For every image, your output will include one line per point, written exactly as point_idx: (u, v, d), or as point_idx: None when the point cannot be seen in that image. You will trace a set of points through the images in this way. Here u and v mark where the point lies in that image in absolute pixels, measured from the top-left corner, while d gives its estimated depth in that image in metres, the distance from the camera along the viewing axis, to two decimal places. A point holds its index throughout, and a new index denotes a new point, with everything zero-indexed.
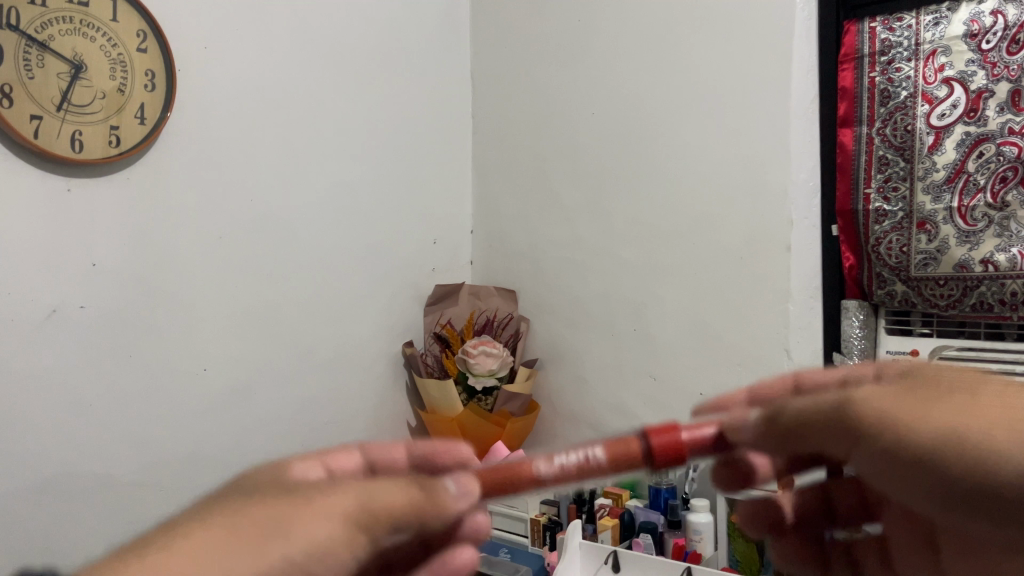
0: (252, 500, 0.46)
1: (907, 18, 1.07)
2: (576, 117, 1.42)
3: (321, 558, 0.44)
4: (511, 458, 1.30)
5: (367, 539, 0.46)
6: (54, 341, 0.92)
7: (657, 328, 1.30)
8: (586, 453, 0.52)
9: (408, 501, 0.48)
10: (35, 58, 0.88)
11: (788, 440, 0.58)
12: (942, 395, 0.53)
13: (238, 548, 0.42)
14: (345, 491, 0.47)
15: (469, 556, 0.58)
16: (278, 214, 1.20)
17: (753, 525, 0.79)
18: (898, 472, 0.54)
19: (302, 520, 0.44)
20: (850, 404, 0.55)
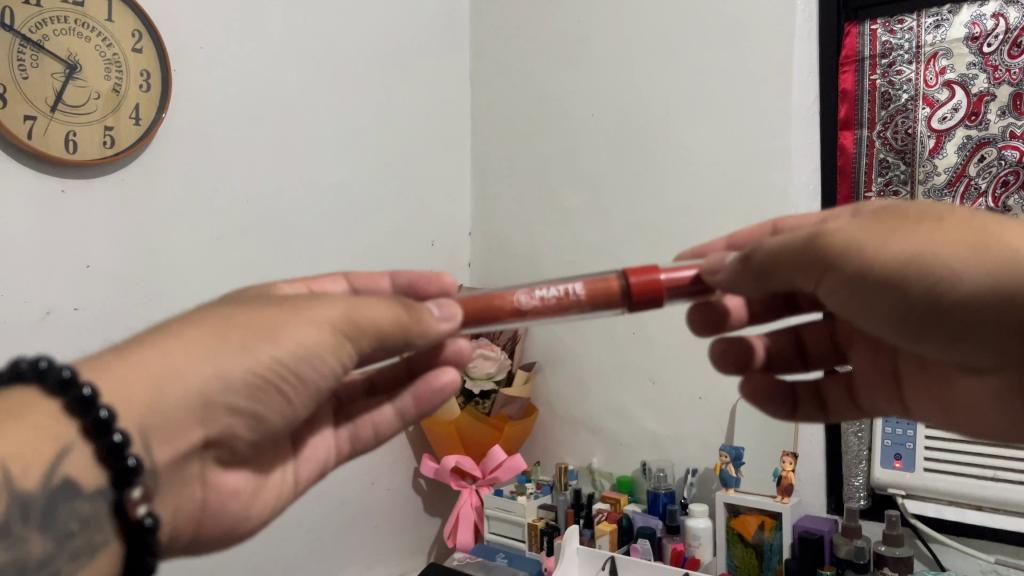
0: (244, 308, 0.52)
1: (907, 20, 1.07)
2: (575, 118, 1.41)
3: (306, 355, 0.51)
4: (507, 463, 1.31)
5: (352, 346, 0.54)
6: (46, 344, 0.92)
7: (657, 331, 1.29)
8: (569, 287, 0.61)
9: (391, 317, 0.54)
10: (29, 58, 0.87)
11: (764, 273, 0.55)
12: (909, 224, 0.49)
13: (229, 342, 0.49)
14: (332, 303, 0.53)
15: (451, 377, 0.67)
16: (275, 215, 1.19)
17: (722, 365, 0.75)
18: (860, 305, 0.51)
19: (285, 325, 0.51)
20: (818, 238, 0.51)
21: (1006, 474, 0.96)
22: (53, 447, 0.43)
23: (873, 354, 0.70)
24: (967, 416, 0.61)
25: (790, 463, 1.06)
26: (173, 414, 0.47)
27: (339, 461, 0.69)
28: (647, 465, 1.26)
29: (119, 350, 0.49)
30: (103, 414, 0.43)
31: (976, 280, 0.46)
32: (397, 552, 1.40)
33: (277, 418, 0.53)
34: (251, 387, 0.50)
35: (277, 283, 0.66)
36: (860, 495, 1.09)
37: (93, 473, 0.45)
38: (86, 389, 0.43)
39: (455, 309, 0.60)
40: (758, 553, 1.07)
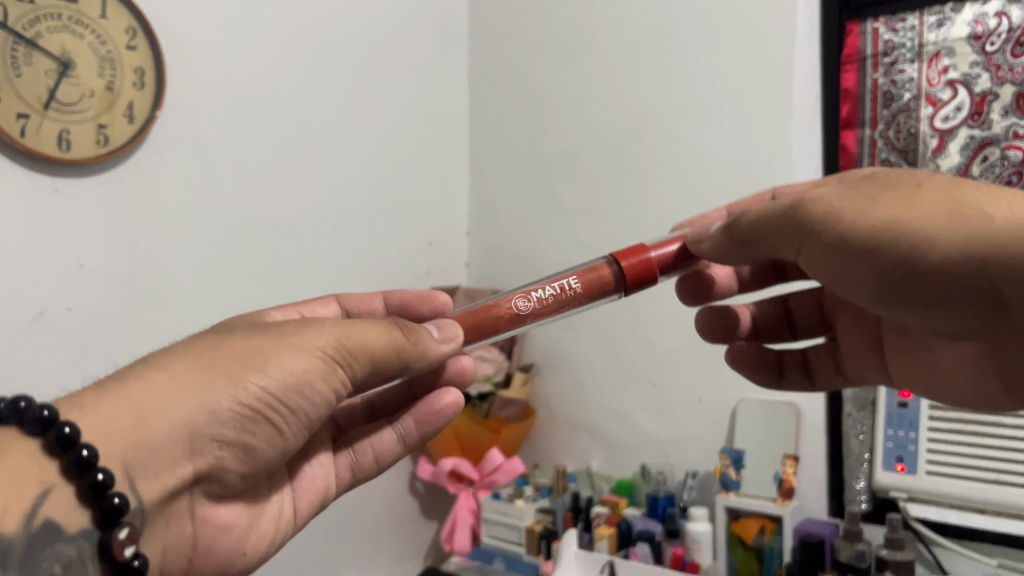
0: (232, 337, 0.54)
1: (910, 19, 1.05)
2: (573, 118, 1.40)
3: (295, 384, 0.52)
4: (505, 466, 1.30)
5: (344, 373, 0.55)
6: (38, 345, 0.90)
7: (656, 332, 1.28)
8: (564, 283, 0.63)
9: (381, 341, 0.56)
10: (23, 55, 0.86)
11: (747, 243, 0.59)
12: (888, 192, 0.51)
13: (215, 373, 0.50)
14: (320, 330, 0.55)
15: (454, 397, 0.68)
16: (271, 215, 1.18)
17: (709, 334, 0.81)
18: (837, 271, 0.52)
19: (273, 355, 0.52)
20: (799, 206, 0.54)
21: (1010, 477, 0.95)
22: (36, 488, 0.44)
23: (857, 322, 0.73)
24: (951, 386, 0.60)
25: (789, 465, 1.07)
26: (160, 446, 0.48)
27: (340, 491, 0.69)
28: (644, 466, 1.26)
29: (103, 383, 0.50)
30: (85, 453, 0.44)
31: (949, 247, 0.46)
32: (393, 557, 1.39)
33: (268, 447, 0.54)
34: (241, 417, 0.51)
35: (268, 311, 0.68)
36: (862, 499, 1.08)
37: (78, 514, 0.46)
38: (65, 428, 0.44)
39: (453, 330, 0.60)
40: (759, 557, 1.07)
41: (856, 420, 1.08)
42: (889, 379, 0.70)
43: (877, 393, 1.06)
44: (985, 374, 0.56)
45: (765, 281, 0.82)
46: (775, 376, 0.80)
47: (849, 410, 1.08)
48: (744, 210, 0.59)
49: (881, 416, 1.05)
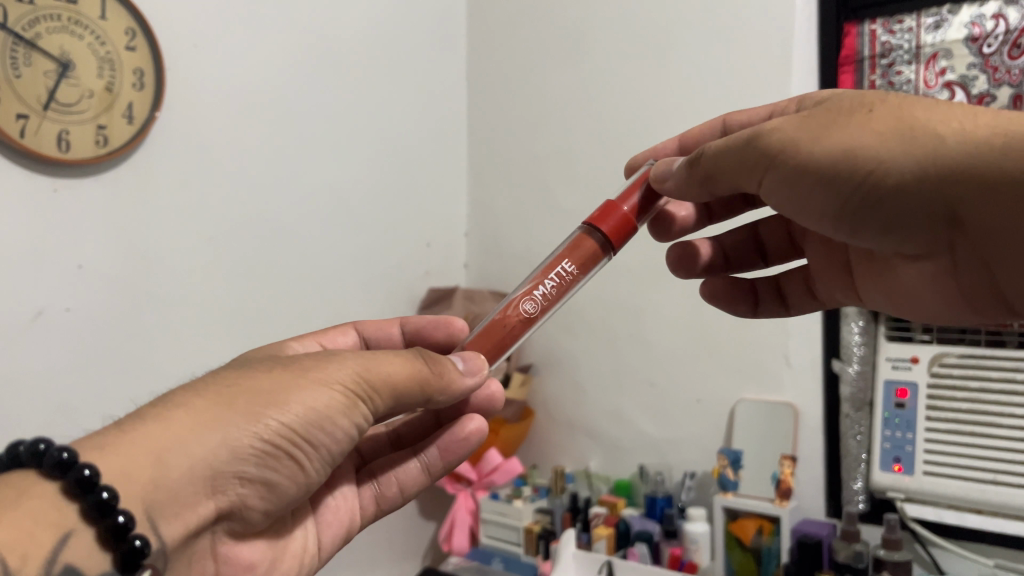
0: (251, 372, 0.52)
1: (907, 20, 1.06)
2: (571, 118, 1.40)
3: (315, 420, 0.51)
4: (503, 466, 1.30)
5: (366, 407, 0.54)
6: (37, 345, 0.90)
7: (653, 333, 1.28)
8: (560, 270, 0.62)
9: (405, 373, 0.55)
10: (22, 56, 0.86)
11: (709, 178, 0.59)
12: (843, 118, 0.51)
13: (237, 409, 0.49)
14: (342, 363, 0.54)
15: (479, 423, 0.67)
16: (269, 215, 1.18)
17: (679, 270, 0.79)
18: (799, 200, 0.53)
19: (294, 391, 0.51)
20: (755, 137, 0.54)
21: (1007, 478, 0.95)
22: (55, 534, 0.42)
23: (825, 248, 0.72)
24: (914, 300, 0.61)
25: (787, 466, 1.07)
26: (181, 488, 0.47)
27: (364, 523, 0.68)
28: (643, 467, 1.26)
29: (118, 423, 0.48)
30: (105, 495, 0.43)
31: (902, 168, 0.48)
32: (391, 557, 1.39)
33: (290, 483, 0.53)
34: (261, 455, 0.50)
35: (285, 345, 0.68)
36: (860, 499, 1.07)
37: (98, 558, 0.44)
38: (86, 470, 0.43)
39: (480, 363, 0.59)
40: (757, 557, 1.08)
41: (855, 420, 1.08)
42: (856, 298, 0.70)
43: (874, 393, 1.07)
44: (950, 290, 0.56)
45: (736, 209, 0.79)
46: (749, 304, 0.80)
47: (847, 410, 1.08)
48: (703, 144, 0.59)
49: (879, 416, 1.05)
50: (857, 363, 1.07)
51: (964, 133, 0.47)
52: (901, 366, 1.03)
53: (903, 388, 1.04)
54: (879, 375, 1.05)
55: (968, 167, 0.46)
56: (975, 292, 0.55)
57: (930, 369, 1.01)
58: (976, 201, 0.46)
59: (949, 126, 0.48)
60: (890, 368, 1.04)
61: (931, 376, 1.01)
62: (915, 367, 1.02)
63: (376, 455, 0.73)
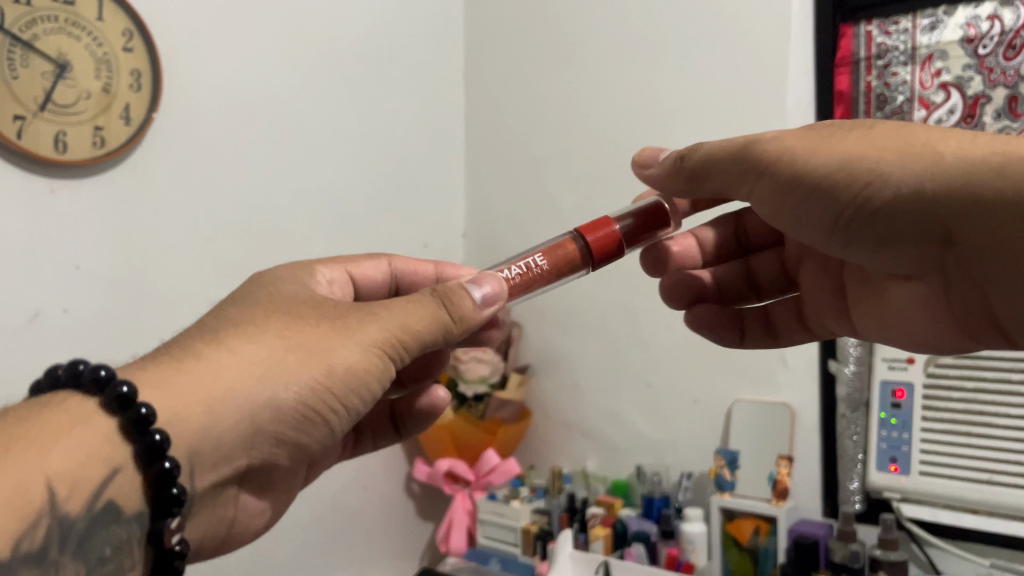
0: (294, 320, 0.54)
1: (903, 22, 1.06)
2: (568, 119, 1.41)
3: (351, 382, 0.53)
4: (500, 467, 1.30)
5: (396, 368, 0.56)
6: (35, 346, 0.90)
7: (650, 333, 1.29)
8: (530, 262, 0.63)
9: (433, 335, 0.56)
10: (19, 57, 0.86)
11: (699, 180, 0.59)
12: (840, 133, 0.52)
13: (280, 367, 0.51)
14: (380, 320, 0.54)
15: (444, 394, 0.76)
16: (266, 217, 1.18)
17: (672, 297, 0.81)
18: (790, 204, 0.53)
19: (336, 348, 0.53)
20: (754, 142, 0.54)
21: (1001, 477, 0.96)
22: (105, 468, 0.45)
23: (823, 269, 0.72)
24: (899, 320, 0.61)
25: (784, 466, 1.07)
26: (227, 437, 0.50)
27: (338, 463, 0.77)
28: (641, 468, 1.26)
29: (171, 358, 0.51)
30: (157, 439, 0.46)
31: (901, 183, 0.48)
32: (390, 557, 1.39)
33: (320, 443, 0.55)
34: (298, 415, 0.52)
35: (316, 269, 0.66)
36: (856, 499, 1.08)
37: (137, 498, 0.47)
38: (142, 409, 0.45)
39: (489, 283, 0.59)
40: (753, 557, 1.08)
41: (851, 421, 1.07)
42: (851, 328, 0.70)
43: (870, 394, 1.07)
44: (937, 311, 0.56)
45: (730, 251, 0.82)
46: (737, 335, 0.80)
47: (843, 411, 1.08)
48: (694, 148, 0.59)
49: (875, 416, 1.06)
50: (853, 363, 1.07)
51: (965, 152, 0.48)
52: (897, 367, 1.04)
53: (899, 389, 1.04)
54: (875, 375, 1.06)
55: (962, 188, 0.47)
56: (964, 314, 0.55)
57: (926, 369, 1.02)
58: (969, 220, 0.47)
59: (950, 145, 0.48)
60: (886, 368, 1.05)
61: (927, 377, 1.02)
62: (911, 368, 1.02)
63: None
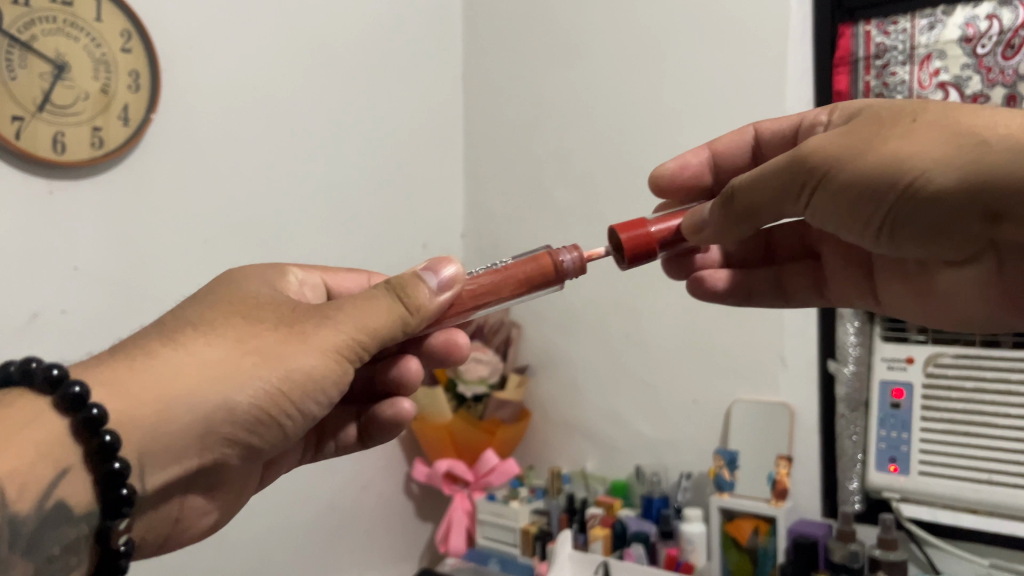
0: (254, 322, 0.55)
1: (902, 22, 1.06)
2: (566, 120, 1.41)
3: (307, 384, 0.55)
4: (499, 468, 1.30)
5: (352, 367, 0.57)
6: (32, 346, 0.90)
7: (649, 334, 1.29)
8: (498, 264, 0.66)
9: (387, 334, 0.58)
10: (17, 57, 0.87)
11: (746, 214, 0.60)
12: (887, 131, 0.52)
13: (238, 368, 0.52)
14: (337, 322, 0.56)
15: (409, 407, 0.75)
16: (265, 218, 1.18)
17: (675, 270, 0.83)
18: (844, 215, 0.55)
19: (291, 354, 0.54)
20: (797, 158, 0.55)
21: (1002, 477, 0.96)
22: (54, 468, 0.46)
23: (840, 248, 0.76)
24: (950, 304, 0.63)
25: (784, 467, 1.07)
26: (175, 439, 0.51)
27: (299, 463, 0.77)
28: (640, 469, 1.26)
29: (130, 355, 0.52)
30: (108, 439, 0.47)
31: (945, 178, 0.49)
32: (389, 558, 1.39)
33: (272, 443, 0.57)
34: (254, 416, 0.53)
35: (286, 270, 0.68)
36: (856, 499, 1.07)
37: (87, 498, 0.48)
38: (94, 410, 0.46)
39: (448, 267, 0.62)
40: (753, 557, 1.08)
41: (850, 421, 1.08)
42: (876, 302, 0.74)
43: (870, 394, 1.07)
44: (992, 290, 0.58)
45: None
46: (744, 296, 0.82)
47: (843, 411, 1.08)
48: (732, 180, 0.60)
49: (875, 416, 1.06)
50: (852, 363, 1.07)
51: (1007, 135, 0.48)
52: (897, 367, 1.04)
53: (898, 389, 1.04)
54: (874, 375, 1.06)
55: (1015, 173, 0.47)
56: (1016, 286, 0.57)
57: (925, 369, 1.02)
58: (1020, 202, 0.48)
59: (992, 129, 0.49)
60: (886, 368, 1.05)
61: (926, 376, 1.02)
62: (911, 367, 1.02)
63: None
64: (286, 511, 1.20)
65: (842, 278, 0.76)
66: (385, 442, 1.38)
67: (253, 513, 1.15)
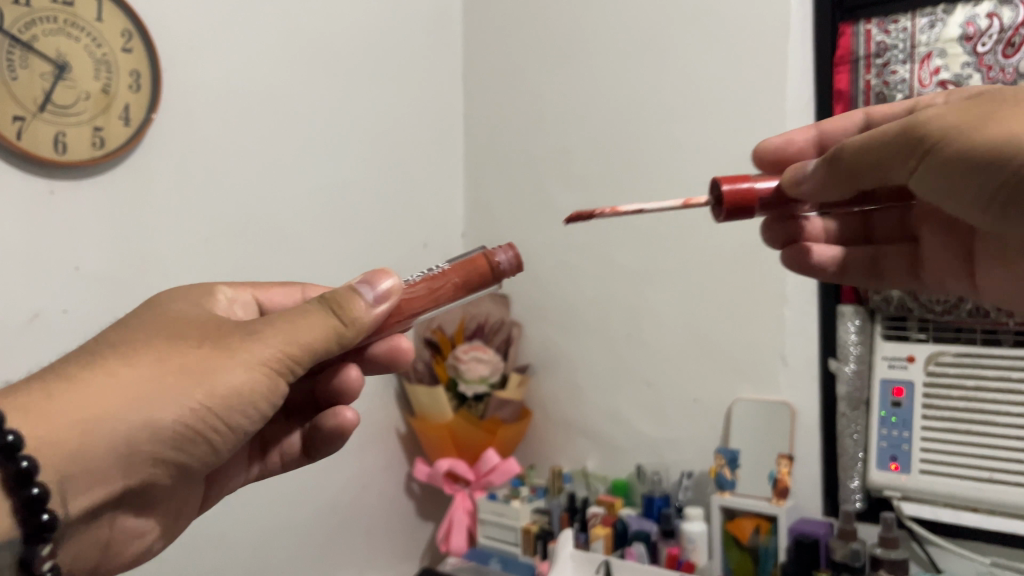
0: (176, 341, 0.53)
1: (902, 20, 1.05)
2: (566, 119, 1.41)
3: (237, 401, 0.53)
4: (500, 467, 1.30)
5: (285, 383, 0.56)
6: (34, 347, 0.91)
7: (650, 333, 1.29)
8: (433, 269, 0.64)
9: (323, 347, 0.57)
10: (18, 58, 0.87)
11: (849, 177, 0.58)
12: (1007, 109, 0.50)
13: (165, 386, 0.50)
14: (267, 337, 0.55)
15: (353, 416, 0.75)
16: (265, 217, 1.18)
17: (770, 238, 0.81)
18: (948, 189, 0.52)
19: (217, 370, 0.52)
20: (912, 124, 0.53)
21: (1003, 476, 0.96)
22: None
23: (943, 233, 0.73)
24: None
25: (784, 466, 1.07)
26: (98, 464, 0.48)
27: (246, 484, 0.75)
28: (641, 468, 1.26)
29: (48, 377, 0.49)
30: (24, 465, 0.44)
31: None
32: (390, 558, 1.39)
33: (201, 465, 0.54)
34: (181, 436, 0.51)
35: (215, 289, 0.68)
36: (857, 498, 1.07)
37: (7, 524, 0.45)
38: (8, 435, 0.44)
39: (387, 281, 0.59)
40: (754, 556, 1.08)
41: (851, 420, 1.07)
42: (973, 291, 0.72)
43: (870, 393, 1.07)
44: None
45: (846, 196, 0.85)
46: (839, 273, 0.80)
47: (843, 410, 1.08)
48: (839, 142, 0.59)
49: (876, 415, 1.06)
50: (853, 362, 1.07)
51: None
52: (897, 365, 1.04)
53: (900, 387, 1.04)
54: (875, 373, 1.06)
55: None
56: None
57: (926, 368, 1.02)
58: None
59: None
60: (886, 367, 1.05)
61: (927, 375, 1.02)
62: (912, 366, 1.03)
63: None
64: (288, 511, 1.20)
65: (944, 262, 0.74)
66: (385, 441, 1.38)
67: (254, 513, 1.15)
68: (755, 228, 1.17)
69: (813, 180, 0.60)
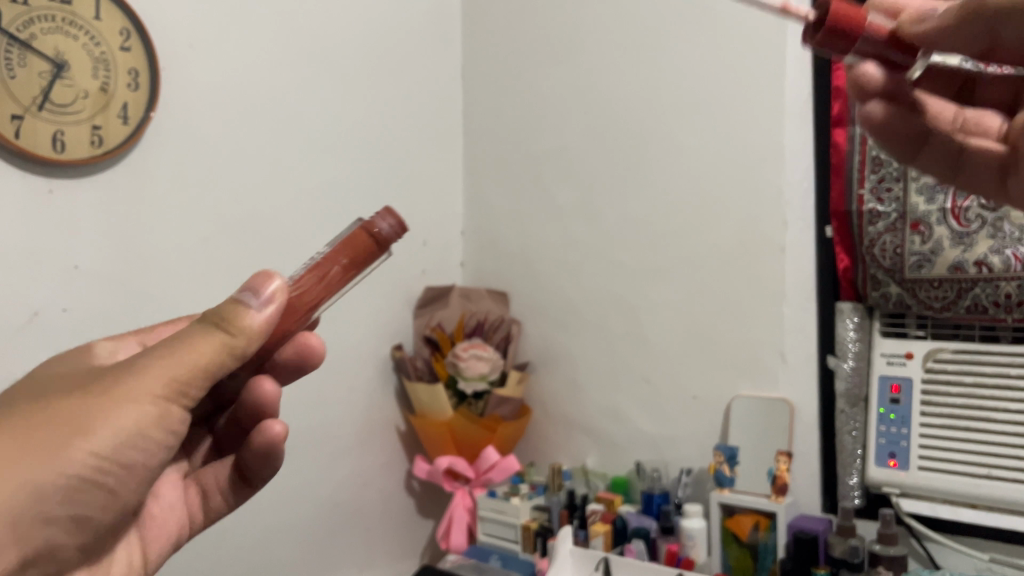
0: (43, 400, 0.50)
1: None
2: (565, 117, 1.41)
3: (126, 439, 0.50)
4: (500, 465, 1.30)
5: (177, 411, 0.53)
6: (34, 345, 0.91)
7: (650, 330, 1.29)
8: (315, 255, 0.58)
9: (213, 366, 0.53)
10: (16, 57, 0.87)
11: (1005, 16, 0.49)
12: None
13: (37, 446, 0.48)
14: (144, 373, 0.51)
15: (281, 427, 0.71)
16: (264, 215, 1.18)
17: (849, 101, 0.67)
18: None
19: (94, 413, 0.49)
20: None
21: (1000, 472, 0.97)
22: None
23: None
24: None
25: (784, 463, 1.07)
26: None
27: (192, 532, 0.71)
28: (640, 465, 1.26)
29: None
30: None
31: None
32: (390, 555, 1.39)
33: (108, 508, 0.52)
34: (69, 487, 0.49)
35: (93, 344, 0.62)
36: (856, 494, 1.07)
37: None
38: None
39: (271, 282, 0.54)
40: (753, 552, 1.08)
41: (850, 416, 1.07)
42: None
43: (869, 389, 1.07)
44: None
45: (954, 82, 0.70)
46: (912, 152, 0.69)
47: (843, 407, 1.08)
48: None
49: (875, 411, 1.06)
50: (852, 358, 1.07)
51: None
52: (896, 362, 1.05)
53: (898, 384, 1.05)
54: (874, 370, 1.06)
55: None
56: None
57: (925, 365, 1.03)
58: None
59: None
60: (886, 364, 1.06)
61: (926, 372, 1.03)
62: (910, 363, 1.04)
63: (208, 459, 0.76)
64: (287, 508, 1.21)
65: None
66: (385, 439, 1.38)
67: (253, 510, 1.15)
68: (754, 226, 1.17)
69: (936, 21, 0.52)
